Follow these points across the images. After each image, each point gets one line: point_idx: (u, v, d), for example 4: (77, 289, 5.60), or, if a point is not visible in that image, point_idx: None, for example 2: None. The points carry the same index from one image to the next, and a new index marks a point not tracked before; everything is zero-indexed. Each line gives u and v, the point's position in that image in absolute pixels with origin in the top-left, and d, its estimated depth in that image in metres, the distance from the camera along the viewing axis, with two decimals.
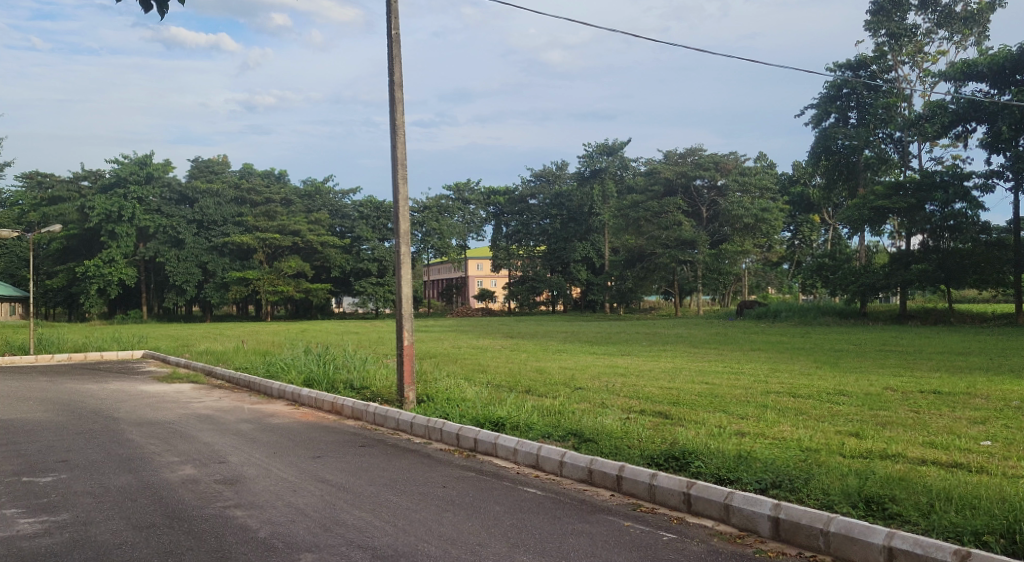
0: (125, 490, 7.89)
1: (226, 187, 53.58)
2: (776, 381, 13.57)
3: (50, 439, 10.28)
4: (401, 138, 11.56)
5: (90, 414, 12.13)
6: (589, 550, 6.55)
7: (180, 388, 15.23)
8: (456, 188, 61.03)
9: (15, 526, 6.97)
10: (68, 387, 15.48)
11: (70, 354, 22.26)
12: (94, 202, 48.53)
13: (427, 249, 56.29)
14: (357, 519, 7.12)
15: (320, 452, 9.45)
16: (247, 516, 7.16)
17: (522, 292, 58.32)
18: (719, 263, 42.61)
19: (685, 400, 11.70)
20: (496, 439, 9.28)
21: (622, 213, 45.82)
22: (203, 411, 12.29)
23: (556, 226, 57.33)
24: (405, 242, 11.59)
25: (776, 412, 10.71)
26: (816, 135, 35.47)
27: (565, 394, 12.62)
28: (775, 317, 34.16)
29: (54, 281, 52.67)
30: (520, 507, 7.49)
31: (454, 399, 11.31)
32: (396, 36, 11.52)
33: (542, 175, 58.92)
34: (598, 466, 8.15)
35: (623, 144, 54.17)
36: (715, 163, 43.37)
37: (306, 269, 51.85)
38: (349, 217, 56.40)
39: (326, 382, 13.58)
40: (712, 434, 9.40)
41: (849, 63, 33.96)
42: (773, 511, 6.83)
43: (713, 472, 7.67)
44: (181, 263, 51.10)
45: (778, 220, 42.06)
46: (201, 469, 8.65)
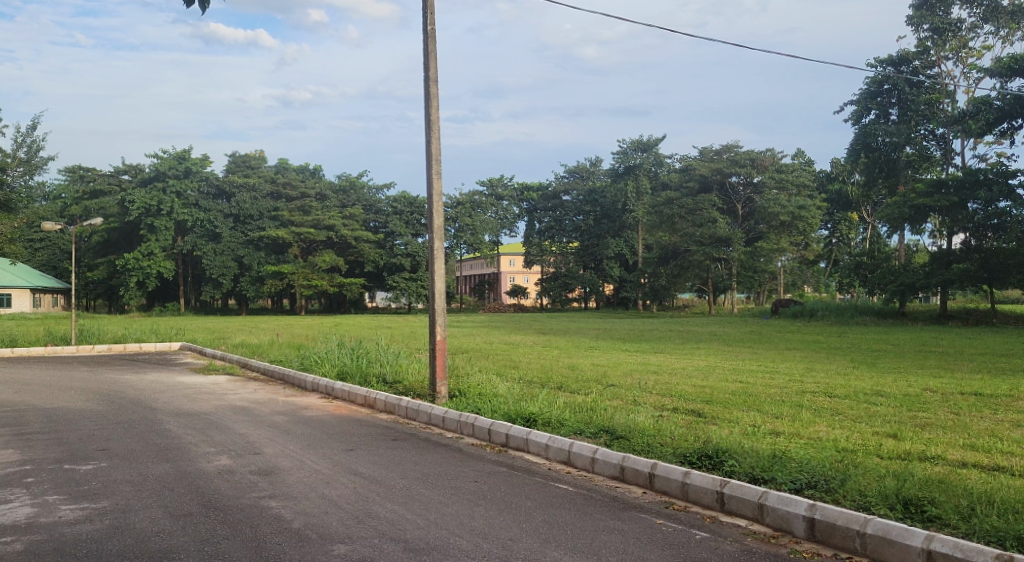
0: (162, 479, 7.99)
1: (263, 182, 54.21)
2: (811, 381, 13.40)
3: (91, 428, 10.44)
4: (436, 133, 11.58)
5: (129, 404, 12.32)
6: (622, 547, 6.52)
7: (216, 379, 15.43)
8: (490, 184, 61.29)
9: (57, 512, 7.10)
10: (108, 378, 15.75)
11: (110, 345, 22.65)
12: (135, 196, 49.31)
13: (460, 244, 56.34)
14: (390, 512, 7.15)
15: (353, 445, 9.52)
16: (282, 507, 7.22)
17: (555, 289, 58.34)
18: (754, 261, 42.24)
19: (719, 399, 11.60)
20: (528, 435, 9.29)
21: (656, 210, 45.60)
22: (239, 403, 12.43)
23: (590, 222, 57.13)
24: (438, 238, 11.60)
25: (811, 412, 10.58)
26: (856, 132, 34.97)
27: (597, 391, 12.58)
28: (812, 317, 33.74)
29: (94, 273, 53.55)
30: (552, 503, 7.49)
31: (486, 395, 11.33)
32: (431, 32, 11.54)
33: (576, 171, 58.85)
34: (629, 464, 8.14)
35: (658, 141, 54.08)
36: (751, 160, 42.77)
37: (339, 263, 52.09)
38: (384, 212, 56.68)
39: (359, 375, 13.68)
40: (746, 433, 9.30)
41: (890, 59, 33.48)
42: (808, 512, 6.76)
43: (747, 471, 7.61)
44: (217, 257, 51.69)
45: (815, 218, 41.50)
46: (237, 460, 8.75)
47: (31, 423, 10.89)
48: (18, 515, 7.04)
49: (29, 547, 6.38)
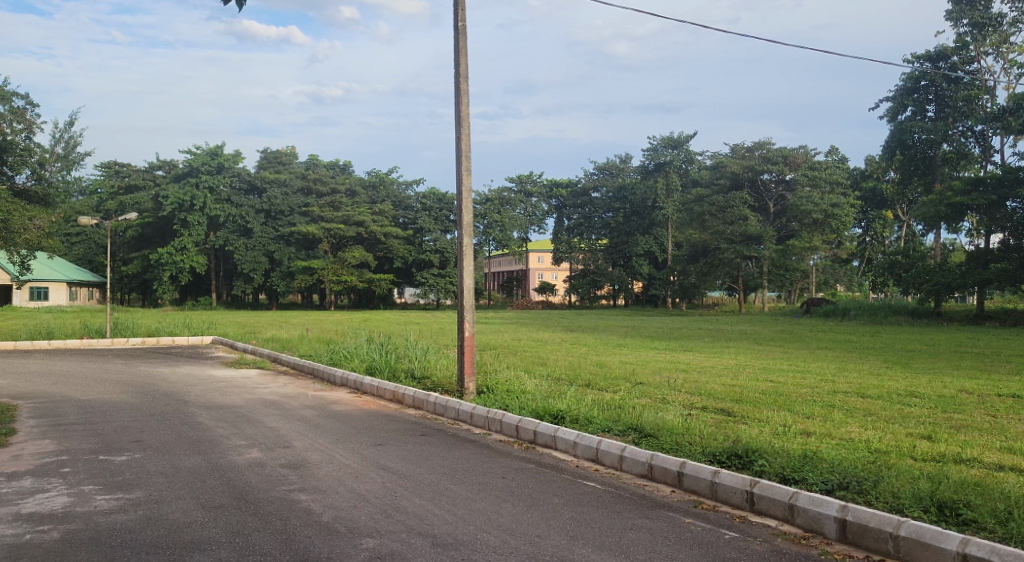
0: (194, 471, 8.07)
1: (294, 178, 55.15)
2: (843, 381, 13.26)
3: (125, 420, 10.57)
4: (466, 129, 11.58)
5: (162, 397, 12.46)
6: (649, 546, 6.49)
7: (247, 373, 15.59)
8: (519, 180, 61.27)
9: (93, 502, 7.18)
10: (142, 370, 15.95)
11: (144, 338, 22.93)
12: (168, 191, 49.89)
13: (489, 241, 56.46)
14: (417, 506, 7.17)
15: (382, 440, 9.56)
16: (311, 500, 7.26)
17: (583, 286, 58.19)
18: (786, 259, 41.95)
19: (749, 398, 11.53)
20: (556, 432, 9.27)
21: (686, 207, 45.33)
22: (270, 396, 12.54)
23: (619, 219, 56.89)
24: (467, 234, 11.60)
25: (843, 412, 10.48)
26: (892, 129, 34.51)
27: (626, 389, 12.55)
28: (844, 316, 33.37)
29: (129, 267, 54.24)
30: (580, 500, 7.47)
31: (514, 391, 11.32)
32: (462, 28, 11.54)
33: (605, 168, 58.75)
34: (658, 462, 8.09)
35: (688, 138, 53.67)
36: (783, 157, 42.51)
37: (369, 259, 52.21)
38: (413, 209, 56.73)
39: (387, 370, 13.73)
40: (776, 433, 9.23)
41: (928, 54, 33.01)
42: (840, 512, 6.69)
43: (778, 471, 7.54)
44: (249, 252, 52.26)
45: (849, 216, 41.03)
46: (267, 453, 8.82)
47: (67, 415, 11.05)
48: (55, 505, 7.14)
49: (65, 536, 6.47)
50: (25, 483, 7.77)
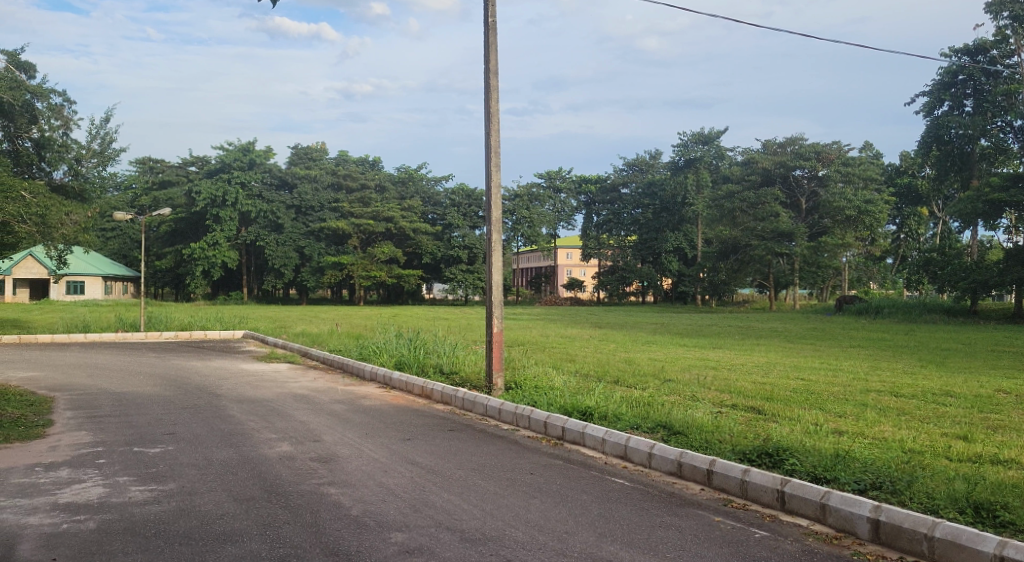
0: (226, 464, 8.14)
1: (324, 174, 55.96)
2: (876, 379, 13.10)
3: (159, 412, 10.69)
4: (495, 126, 11.57)
5: (195, 390, 12.60)
6: (678, 543, 6.45)
7: (278, 367, 15.71)
8: (547, 176, 61.04)
9: (127, 493, 7.28)
10: (175, 364, 16.13)
11: (177, 333, 23.17)
12: (201, 187, 50.51)
13: (517, 237, 56.49)
14: (446, 501, 7.18)
15: (411, 435, 9.58)
16: (341, 494, 7.30)
17: (612, 283, 57.90)
18: (818, 257, 41.40)
19: (780, 396, 11.42)
20: (585, 429, 9.23)
21: (717, 204, 44.91)
22: (299, 391, 12.63)
23: (648, 216, 56.54)
24: (496, 230, 11.57)
25: (876, 411, 10.35)
26: (928, 124, 34.02)
27: (654, 386, 12.47)
28: (878, 314, 32.94)
29: (162, 262, 54.89)
30: (608, 497, 7.43)
31: (542, 388, 11.29)
32: (492, 24, 11.52)
33: (635, 164, 58.60)
34: (687, 459, 8.04)
35: (719, 134, 53.22)
36: (816, 153, 42.17)
37: (398, 255, 52.20)
38: (442, 205, 56.80)
39: (416, 365, 13.77)
40: (808, 432, 9.11)
41: (967, 47, 32.56)
42: (873, 512, 6.60)
43: (809, 470, 7.45)
44: (280, 247, 52.72)
45: (883, 213, 40.55)
46: (298, 447, 8.88)
47: (102, 407, 11.19)
48: (90, 495, 7.23)
49: (101, 525, 6.55)
50: (62, 473, 7.89)
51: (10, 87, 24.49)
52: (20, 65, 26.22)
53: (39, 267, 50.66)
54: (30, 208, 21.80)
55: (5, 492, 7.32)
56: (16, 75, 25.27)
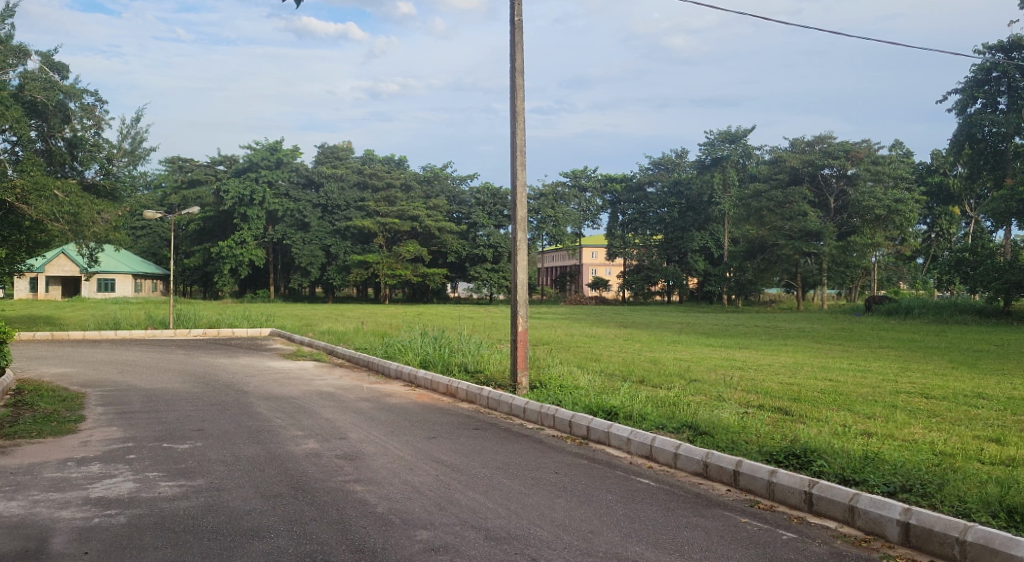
0: (254, 460, 8.19)
1: (350, 173, 55.86)
2: (906, 381, 12.94)
3: (188, 409, 10.79)
4: (521, 125, 11.55)
5: (222, 387, 12.69)
6: (704, 544, 6.40)
7: (304, 365, 15.81)
8: (573, 175, 60.85)
9: (156, 488, 7.34)
10: (203, 361, 16.28)
11: (205, 330, 23.36)
12: (230, 186, 51.22)
13: (542, 236, 56.45)
14: (470, 499, 7.18)
15: (436, 433, 9.60)
16: (366, 491, 7.32)
17: (637, 282, 57.76)
18: (846, 256, 40.88)
19: (808, 397, 11.32)
20: (610, 428, 9.20)
21: (743, 203, 44.67)
22: (325, 388, 12.70)
23: (674, 215, 56.39)
24: (521, 229, 11.55)
25: (905, 412, 10.24)
26: (959, 122, 33.62)
27: (680, 385, 12.43)
28: (908, 314, 32.60)
29: (190, 260, 55.49)
30: (633, 497, 7.40)
31: (567, 387, 11.26)
32: (518, 23, 11.50)
33: (661, 163, 58.33)
34: (714, 460, 7.98)
35: (747, 132, 52.67)
36: (845, 151, 41.86)
37: (423, 253, 52.19)
38: (468, 204, 56.79)
39: (441, 364, 13.80)
40: (836, 433, 9.04)
41: (1000, 45, 32.10)
42: (903, 516, 6.51)
43: (837, 472, 7.38)
44: (307, 246, 53.16)
45: (914, 212, 39.90)
46: (324, 444, 8.91)
47: (132, 402, 11.32)
48: (121, 490, 7.30)
49: (131, 520, 6.61)
50: (93, 467, 7.98)
51: (43, 88, 24.81)
52: (53, 65, 26.53)
53: (71, 265, 51.44)
54: (63, 207, 22.09)
55: (37, 486, 7.41)
56: (48, 76, 25.57)
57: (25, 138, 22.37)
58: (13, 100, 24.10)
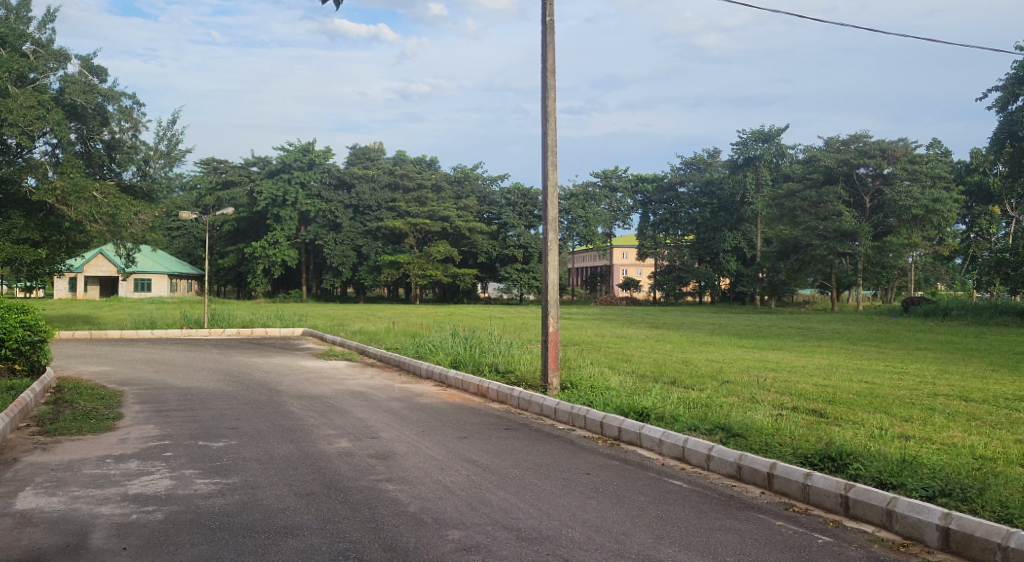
0: (287, 459, 8.23)
1: (381, 173, 55.91)
2: (946, 383, 12.72)
3: (223, 407, 10.89)
4: (552, 124, 11.52)
5: (256, 385, 12.80)
6: (739, 547, 6.33)
7: (335, 364, 15.90)
8: (604, 175, 60.54)
9: (193, 485, 7.41)
10: (237, 359, 16.45)
11: (239, 330, 23.58)
12: (263, 186, 51.92)
13: (573, 236, 56.27)
14: (502, 500, 7.17)
15: (467, 433, 9.60)
16: (398, 490, 7.34)
17: (668, 283, 57.55)
18: (882, 257, 40.31)
19: (843, 399, 11.19)
20: (641, 429, 9.14)
21: (777, 202, 44.33)
22: (357, 388, 12.75)
23: (706, 215, 55.95)
24: (552, 230, 11.50)
25: (944, 415, 10.08)
26: (1001, 120, 33.02)
27: (713, 387, 12.34)
28: (946, 316, 32.10)
29: (225, 260, 56.10)
30: (666, 498, 7.35)
31: (598, 388, 11.21)
32: (550, 23, 11.47)
33: (693, 162, 57.92)
34: (747, 462, 7.90)
35: (781, 131, 52.03)
36: (882, 150, 41.33)
37: (454, 253, 52.11)
38: (497, 204, 56.63)
39: (471, 364, 13.81)
40: (873, 436, 8.91)
41: None
42: (943, 520, 6.40)
43: (874, 476, 7.26)
44: (338, 246, 53.56)
45: (952, 212, 39.30)
46: (356, 443, 8.94)
47: (169, 401, 11.46)
48: (158, 487, 7.37)
49: (168, 516, 6.68)
50: (131, 464, 8.08)
51: (83, 91, 25.10)
52: (92, 69, 26.86)
53: (109, 266, 52.27)
54: (101, 209, 22.40)
55: (77, 482, 7.51)
56: (88, 79, 25.83)
57: (66, 140, 22.66)
58: (54, 102, 24.44)
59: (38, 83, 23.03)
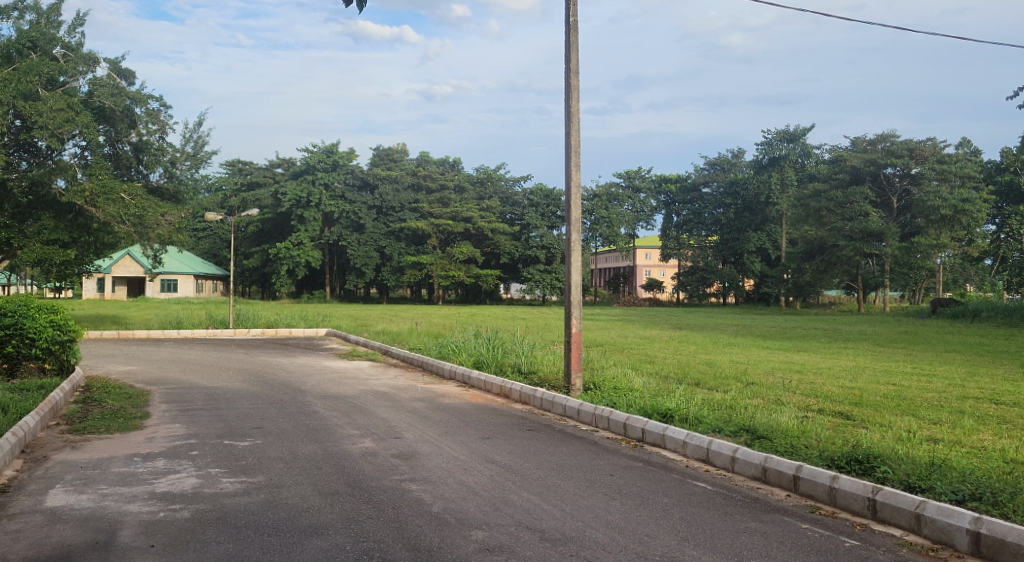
0: (311, 458, 8.27)
1: (405, 174, 56.12)
2: (974, 386, 12.55)
3: (247, 407, 10.96)
4: (576, 125, 11.49)
5: (280, 386, 12.85)
6: (764, 550, 6.28)
7: (359, 364, 15.97)
8: (627, 176, 60.40)
9: (219, 484, 7.45)
10: (262, 359, 16.57)
11: (263, 330, 23.69)
12: (287, 188, 52.17)
13: (596, 237, 56.10)
14: (525, 500, 7.15)
15: (491, 434, 9.59)
16: (422, 490, 7.34)
17: (692, 283, 57.40)
18: (910, 257, 39.96)
19: (869, 402, 11.07)
20: (665, 431, 9.10)
21: (802, 203, 44.01)
22: (380, 388, 12.77)
23: (730, 216, 55.59)
24: (576, 230, 11.45)
25: (973, 418, 9.95)
26: None
27: (737, 388, 12.26)
28: (976, 317, 31.76)
29: (250, 261, 56.47)
30: (691, 500, 7.29)
31: (622, 389, 11.16)
32: (574, 23, 11.44)
33: (716, 163, 57.56)
34: (772, 465, 7.83)
35: (806, 131, 51.71)
36: (909, 150, 41.00)
37: (476, 254, 52.14)
38: (520, 205, 56.58)
39: (494, 364, 13.80)
40: (901, 439, 8.81)
41: None
42: (973, 525, 6.32)
43: (902, 479, 7.17)
44: (362, 247, 53.75)
45: (982, 213, 38.77)
46: (379, 443, 8.95)
47: (195, 400, 11.54)
48: (185, 485, 7.43)
49: (195, 515, 6.72)
50: (158, 463, 8.13)
51: (111, 94, 25.35)
52: (120, 72, 27.11)
53: (136, 267, 52.80)
54: (128, 211, 22.62)
55: (106, 480, 7.57)
56: (116, 82, 26.08)
57: (94, 143, 22.87)
58: (83, 105, 24.71)
59: (68, 86, 23.27)
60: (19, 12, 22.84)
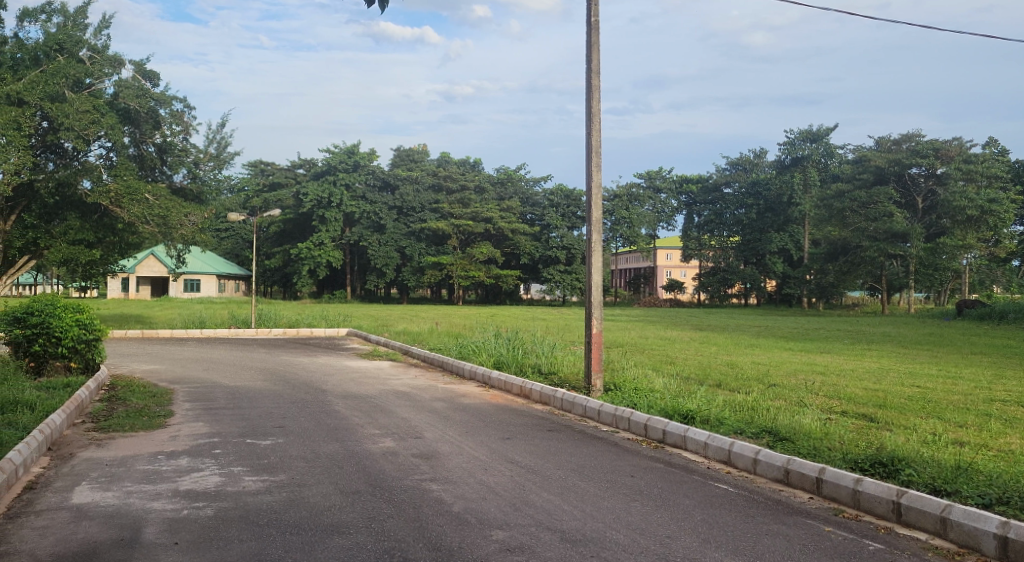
0: (333, 457, 8.30)
1: (425, 174, 56.43)
2: (1001, 389, 12.38)
3: (269, 405, 11.02)
4: (597, 125, 11.46)
5: (302, 385, 12.90)
6: (786, 553, 6.23)
7: (379, 364, 15.99)
8: (648, 176, 60.26)
9: (242, 482, 7.49)
10: (283, 359, 16.66)
11: (285, 330, 23.80)
12: (308, 188, 52.38)
13: (616, 237, 55.95)
14: (546, 501, 7.14)
15: (511, 434, 9.58)
16: (442, 490, 7.34)
17: (713, 284, 57.14)
18: (935, 258, 39.54)
19: (894, 404, 10.95)
20: (686, 432, 9.05)
21: (825, 203, 43.68)
22: (400, 388, 12.79)
23: (752, 216, 55.29)
24: (596, 231, 11.41)
25: (1000, 421, 9.82)
26: None
27: (759, 389, 12.18)
28: (1002, 318, 31.35)
29: (272, 261, 56.78)
30: (712, 502, 7.25)
31: (642, 390, 11.11)
32: (595, 24, 11.41)
33: (738, 163, 57.22)
34: (795, 467, 7.77)
35: (829, 131, 51.31)
36: (934, 150, 40.63)
37: (496, 255, 52.14)
38: (540, 205, 56.55)
39: (514, 365, 13.79)
40: (926, 442, 8.72)
41: None
42: (1000, 529, 6.25)
43: (927, 482, 7.10)
44: (383, 247, 53.79)
45: (1009, 213, 38.32)
46: (399, 443, 8.97)
47: (217, 399, 11.61)
48: (208, 483, 7.48)
49: (218, 512, 6.75)
50: (181, 461, 8.18)
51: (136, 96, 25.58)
52: (145, 74, 27.36)
53: (159, 266, 53.25)
54: (152, 211, 22.81)
55: (131, 478, 7.63)
56: (142, 84, 26.31)
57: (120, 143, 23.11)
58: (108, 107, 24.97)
59: (94, 88, 23.51)
60: (47, 15, 23.11)
